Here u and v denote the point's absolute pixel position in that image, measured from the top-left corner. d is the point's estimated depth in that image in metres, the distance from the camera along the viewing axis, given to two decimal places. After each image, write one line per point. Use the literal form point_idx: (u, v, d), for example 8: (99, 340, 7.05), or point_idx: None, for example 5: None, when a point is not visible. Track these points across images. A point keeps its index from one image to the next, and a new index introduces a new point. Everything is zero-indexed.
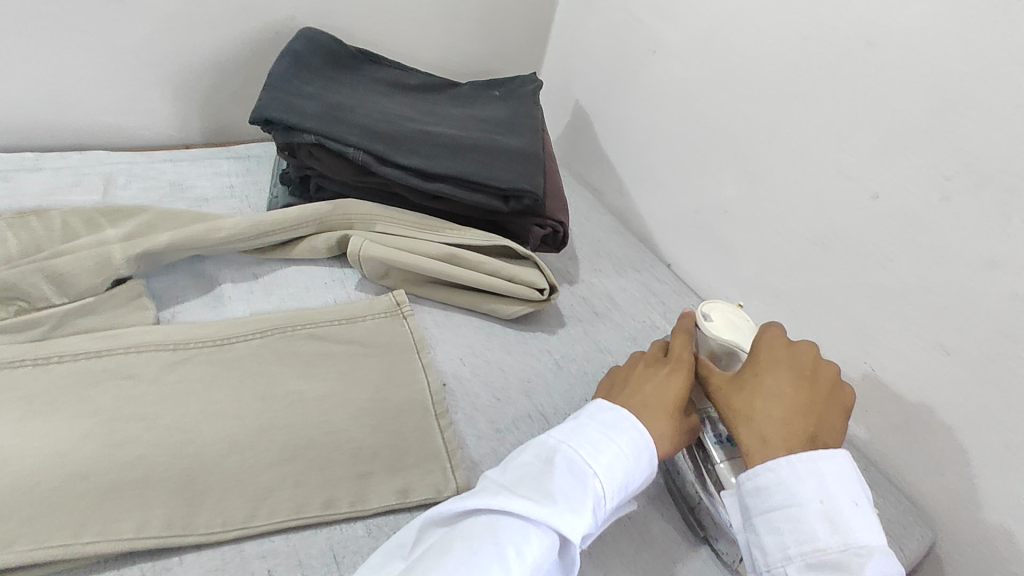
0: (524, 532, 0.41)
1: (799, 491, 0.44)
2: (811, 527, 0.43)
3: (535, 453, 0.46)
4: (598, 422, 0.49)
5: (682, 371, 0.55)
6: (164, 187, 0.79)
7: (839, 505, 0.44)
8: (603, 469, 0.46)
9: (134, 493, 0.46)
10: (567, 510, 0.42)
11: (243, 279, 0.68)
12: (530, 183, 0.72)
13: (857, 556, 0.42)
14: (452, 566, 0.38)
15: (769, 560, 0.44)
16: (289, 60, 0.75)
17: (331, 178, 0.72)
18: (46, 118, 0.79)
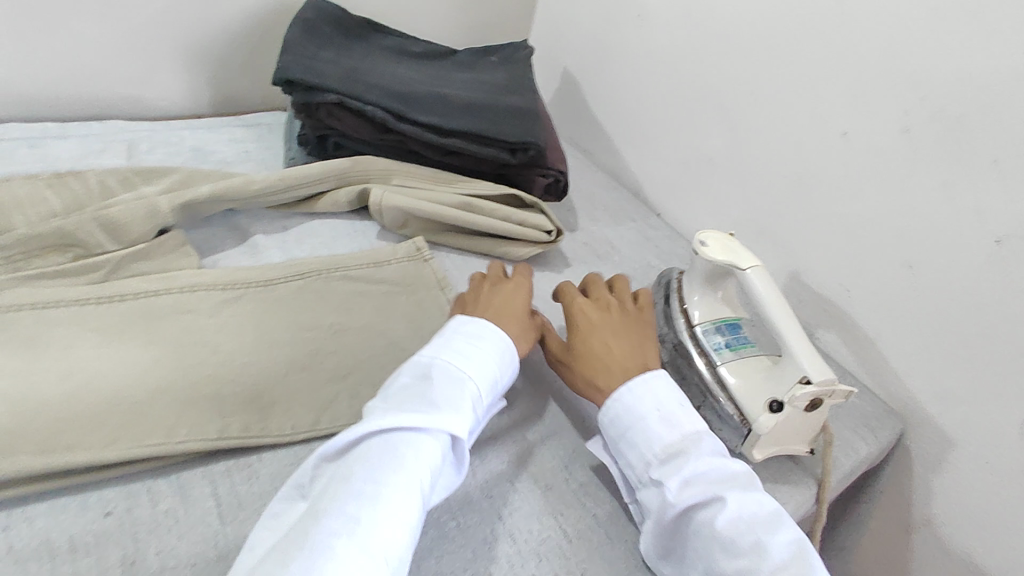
0: (419, 438, 0.45)
1: (638, 405, 0.53)
2: (652, 431, 0.51)
3: (409, 372, 0.50)
4: (461, 335, 0.53)
5: (522, 290, 0.62)
6: (185, 152, 0.83)
7: (666, 407, 0.53)
8: (474, 373, 0.51)
9: (211, 404, 0.52)
10: (449, 412, 0.47)
11: (273, 231, 0.73)
12: (535, 136, 0.78)
13: (692, 441, 0.51)
14: (364, 484, 0.42)
15: (637, 474, 0.51)
16: (302, 28, 0.79)
17: (348, 136, 0.78)
18: (65, 89, 0.82)
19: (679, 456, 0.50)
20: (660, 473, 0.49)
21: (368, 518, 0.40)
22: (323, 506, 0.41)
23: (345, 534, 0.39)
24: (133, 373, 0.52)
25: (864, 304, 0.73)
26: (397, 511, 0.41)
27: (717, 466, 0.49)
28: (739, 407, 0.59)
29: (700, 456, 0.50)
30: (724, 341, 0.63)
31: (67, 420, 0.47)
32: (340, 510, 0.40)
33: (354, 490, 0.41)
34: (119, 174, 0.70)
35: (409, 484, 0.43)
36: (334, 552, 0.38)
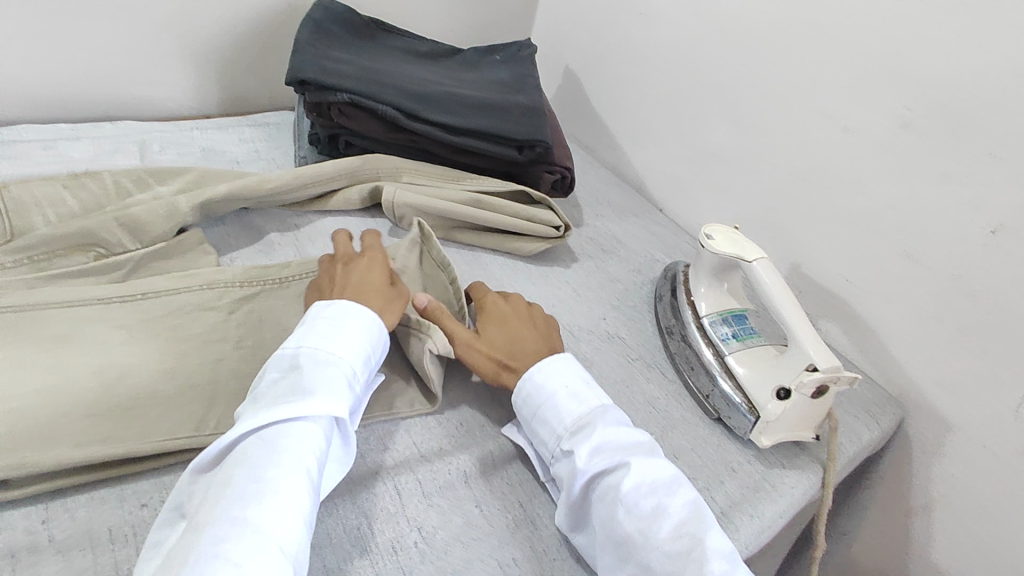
0: (296, 426, 0.44)
1: (549, 384, 0.55)
2: (562, 406, 0.54)
3: (275, 368, 0.49)
4: (324, 319, 0.52)
5: (378, 263, 0.61)
6: (196, 152, 0.84)
7: (575, 383, 0.56)
8: (344, 352, 0.50)
9: (236, 399, 0.54)
10: (322, 394, 0.46)
11: (287, 229, 0.74)
12: (542, 133, 0.80)
13: (597, 414, 0.53)
14: (245, 485, 0.41)
15: (550, 449, 0.53)
16: (312, 28, 0.80)
17: (359, 135, 0.79)
18: (76, 90, 0.83)
19: (586, 427, 0.52)
20: (571, 443, 0.52)
21: (258, 516, 0.39)
22: (206, 516, 0.39)
23: (236, 537, 0.38)
24: (162, 366, 0.53)
25: (866, 295, 0.75)
26: (286, 501, 0.41)
27: (619, 434, 0.52)
28: (748, 396, 0.61)
29: (601, 425, 0.52)
30: (732, 331, 0.65)
31: (100, 414, 0.49)
32: (225, 516, 0.39)
33: (236, 494, 0.40)
34: (135, 174, 0.71)
35: (294, 474, 0.42)
36: (227, 558, 0.37)
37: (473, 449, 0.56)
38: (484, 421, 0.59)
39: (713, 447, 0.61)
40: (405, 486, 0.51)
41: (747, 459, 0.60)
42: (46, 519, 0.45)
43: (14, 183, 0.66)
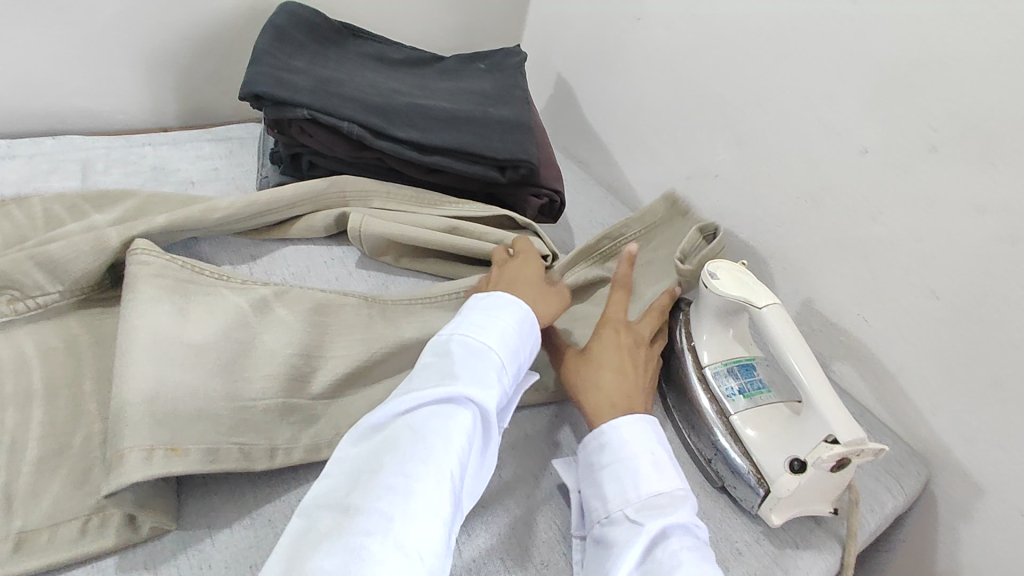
0: (445, 414, 0.42)
1: (637, 445, 0.49)
2: (643, 475, 0.47)
3: (436, 351, 0.47)
4: (479, 307, 0.52)
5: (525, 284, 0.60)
6: (146, 171, 0.76)
7: (659, 453, 0.49)
8: (499, 346, 0.48)
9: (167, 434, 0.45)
10: (472, 384, 0.44)
11: (240, 261, 0.66)
12: (527, 153, 0.72)
13: (678, 497, 0.47)
14: (389, 476, 0.38)
15: (610, 507, 0.47)
16: (272, 35, 0.72)
17: (324, 154, 0.71)
18: (14, 103, 0.76)
19: (664, 508, 0.46)
20: (640, 516, 0.45)
21: (401, 516, 0.36)
22: (353, 502, 0.37)
23: (378, 534, 0.35)
24: (70, 443, 0.45)
25: (884, 337, 0.67)
26: (430, 502, 0.37)
27: (697, 530, 0.45)
28: (756, 464, 0.53)
29: (680, 511, 0.45)
30: (739, 385, 0.57)
31: None
32: (371, 505, 0.36)
33: (384, 482, 0.38)
34: (68, 200, 0.64)
35: (438, 473, 0.39)
36: (366, 553, 0.34)
37: None
38: None
39: (715, 524, 0.53)
40: None
41: (754, 538, 0.53)
42: None
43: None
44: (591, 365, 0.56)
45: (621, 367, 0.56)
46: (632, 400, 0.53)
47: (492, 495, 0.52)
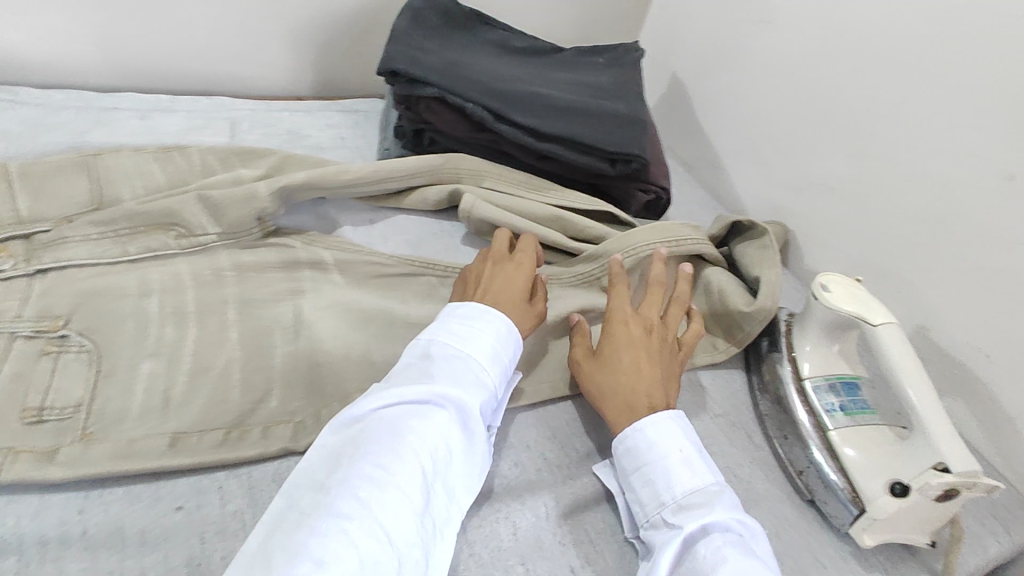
0: (422, 416, 0.45)
1: (663, 446, 0.50)
2: (674, 474, 0.49)
3: (413, 350, 0.50)
4: (462, 308, 0.53)
5: (518, 269, 0.59)
6: (283, 134, 0.83)
7: (689, 451, 0.50)
8: (481, 355, 0.50)
9: (294, 377, 0.51)
10: (446, 385, 0.46)
11: (361, 224, 0.72)
12: (639, 147, 0.72)
13: (709, 493, 0.48)
14: (360, 466, 0.41)
15: (649, 510, 0.49)
16: (410, 18, 0.77)
17: (445, 133, 0.75)
18: (179, 64, 0.84)
19: (698, 509, 0.47)
20: (676, 516, 0.47)
21: (372, 504, 0.39)
22: (329, 485, 0.40)
23: (350, 519, 0.38)
24: (216, 363, 0.50)
25: (1003, 376, 0.63)
26: (400, 495, 0.41)
27: (741, 525, 0.46)
28: (851, 481, 0.52)
29: (715, 507, 0.46)
30: (839, 402, 0.56)
31: (145, 405, 0.46)
32: (347, 491, 0.40)
33: (360, 473, 0.40)
34: (221, 153, 0.70)
35: (409, 468, 0.42)
36: (341, 535, 0.37)
37: (525, 499, 0.52)
38: (542, 465, 0.55)
39: (800, 535, 0.52)
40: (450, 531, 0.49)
41: (843, 557, 0.52)
42: (82, 511, 0.42)
43: (109, 152, 0.66)
44: (603, 367, 0.55)
45: (639, 368, 0.54)
46: (639, 400, 0.52)
47: (578, 469, 0.55)
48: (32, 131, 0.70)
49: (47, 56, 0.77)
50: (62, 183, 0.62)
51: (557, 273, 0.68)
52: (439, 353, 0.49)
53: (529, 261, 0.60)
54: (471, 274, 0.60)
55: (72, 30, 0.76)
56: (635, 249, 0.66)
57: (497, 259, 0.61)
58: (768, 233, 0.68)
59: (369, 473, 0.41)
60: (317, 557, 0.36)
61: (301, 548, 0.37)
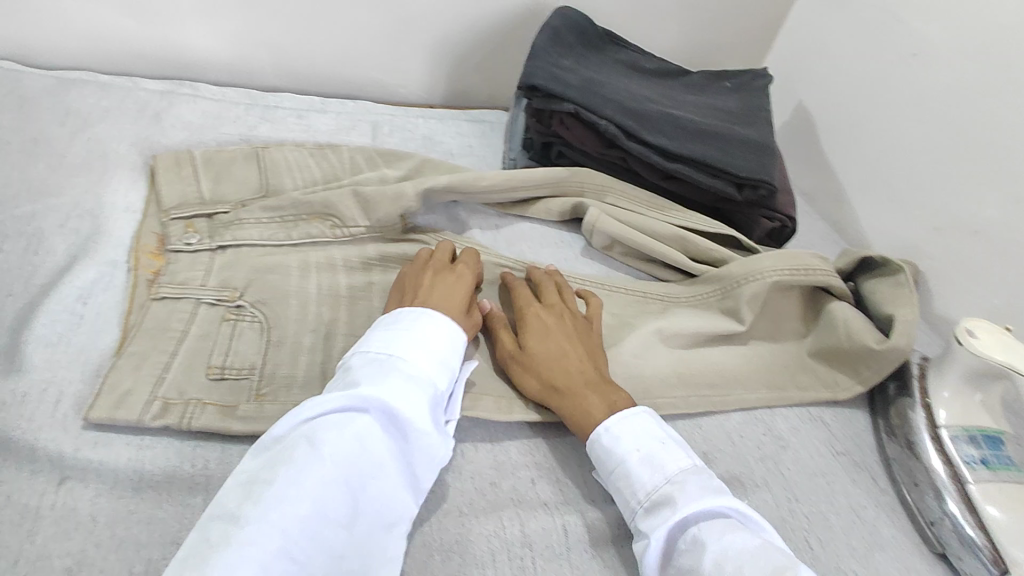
0: (345, 422, 0.43)
1: (619, 449, 0.50)
2: (635, 476, 0.48)
3: (347, 364, 0.48)
4: (395, 316, 0.52)
5: (461, 278, 0.58)
6: (418, 139, 0.89)
7: (647, 447, 0.49)
8: (409, 355, 0.48)
9: None
10: (375, 389, 0.45)
11: (489, 228, 0.76)
12: (769, 174, 0.72)
13: (673, 487, 0.47)
14: (276, 484, 0.38)
15: (628, 515, 0.49)
16: (550, 36, 0.80)
17: (573, 146, 0.77)
18: (332, 70, 0.92)
19: (666, 505, 0.46)
20: (648, 520, 0.46)
21: (287, 522, 0.37)
22: (242, 512, 0.37)
23: (261, 541, 0.35)
24: None
25: None
26: (318, 504, 0.39)
27: (710, 506, 0.45)
28: (992, 539, 0.49)
29: (684, 501, 0.46)
30: (980, 456, 0.54)
31: (307, 374, 0.52)
32: (261, 513, 0.37)
33: (273, 491, 0.38)
34: (368, 153, 0.76)
35: (330, 479, 0.40)
36: (251, 560, 0.35)
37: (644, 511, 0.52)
38: None
39: None
40: (574, 535, 0.50)
41: None
42: None
43: (274, 146, 0.73)
44: (529, 359, 0.56)
45: (561, 351, 0.56)
46: (584, 386, 0.54)
47: None
48: (210, 123, 0.79)
49: (224, 57, 0.87)
50: (238, 171, 0.70)
51: (683, 293, 0.70)
52: (372, 361, 0.47)
53: (471, 272, 0.59)
54: (411, 280, 0.57)
55: (249, 37, 0.85)
56: (762, 275, 0.65)
57: (437, 266, 0.59)
58: (903, 270, 0.65)
59: (285, 486, 0.38)
60: None
61: None
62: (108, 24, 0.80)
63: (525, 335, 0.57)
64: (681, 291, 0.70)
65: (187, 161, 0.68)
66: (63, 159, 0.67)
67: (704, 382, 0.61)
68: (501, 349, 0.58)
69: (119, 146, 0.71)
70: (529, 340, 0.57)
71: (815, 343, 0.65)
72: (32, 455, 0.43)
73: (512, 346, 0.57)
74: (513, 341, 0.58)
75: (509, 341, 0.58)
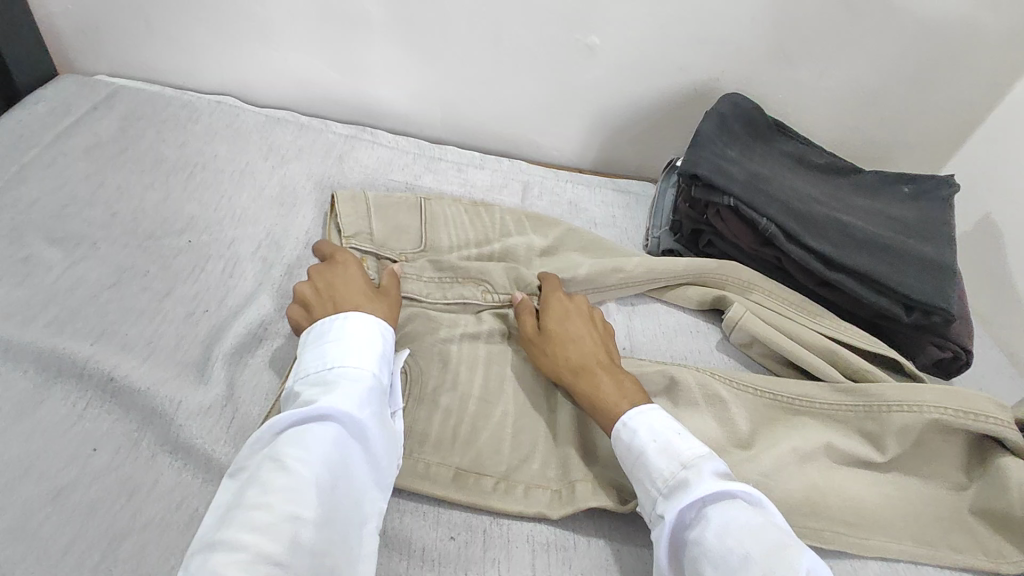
0: (306, 431, 0.45)
1: (639, 439, 0.53)
2: (652, 463, 0.51)
3: (298, 383, 0.50)
4: (325, 325, 0.54)
5: (355, 264, 0.62)
6: (563, 205, 0.91)
7: (664, 435, 0.52)
8: (351, 359, 0.51)
9: (555, 452, 0.58)
10: (329, 395, 0.47)
11: (624, 306, 0.76)
12: (947, 301, 0.66)
13: (688, 472, 0.49)
14: (250, 502, 0.40)
15: (646, 508, 0.51)
16: (718, 124, 0.80)
17: (726, 238, 0.76)
18: (495, 128, 0.97)
19: (683, 488, 0.49)
20: (665, 505, 0.49)
21: (263, 532, 0.39)
22: (220, 538, 0.39)
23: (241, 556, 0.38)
24: (494, 413, 0.59)
25: None
26: (293, 507, 0.41)
27: (723, 491, 0.48)
28: None
29: (699, 481, 0.48)
30: None
31: (439, 434, 0.56)
32: (238, 532, 0.39)
33: (246, 511, 0.40)
34: (517, 216, 0.78)
35: (299, 487, 0.42)
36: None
37: None
38: None
39: None
40: None
41: None
42: (385, 512, 0.52)
43: (435, 198, 0.78)
44: (550, 338, 0.62)
45: (579, 331, 0.62)
46: (599, 360, 0.60)
47: None
48: (383, 169, 0.87)
49: (403, 108, 0.95)
50: (403, 220, 0.75)
51: (826, 400, 0.63)
52: (322, 375, 0.50)
53: (352, 256, 0.63)
54: (314, 286, 0.58)
55: (429, 94, 0.93)
56: (921, 407, 0.59)
57: (320, 266, 0.61)
58: None
59: (261, 503, 0.40)
60: None
61: None
62: (312, 72, 0.91)
63: (545, 320, 0.64)
64: (825, 395, 0.63)
65: (362, 205, 0.73)
66: (261, 191, 0.77)
67: (842, 518, 0.56)
68: (523, 329, 0.64)
69: (306, 184, 0.80)
70: (550, 326, 0.63)
71: (980, 501, 0.58)
72: (207, 467, 0.48)
73: (534, 328, 0.64)
74: (535, 326, 0.64)
75: (531, 323, 0.64)
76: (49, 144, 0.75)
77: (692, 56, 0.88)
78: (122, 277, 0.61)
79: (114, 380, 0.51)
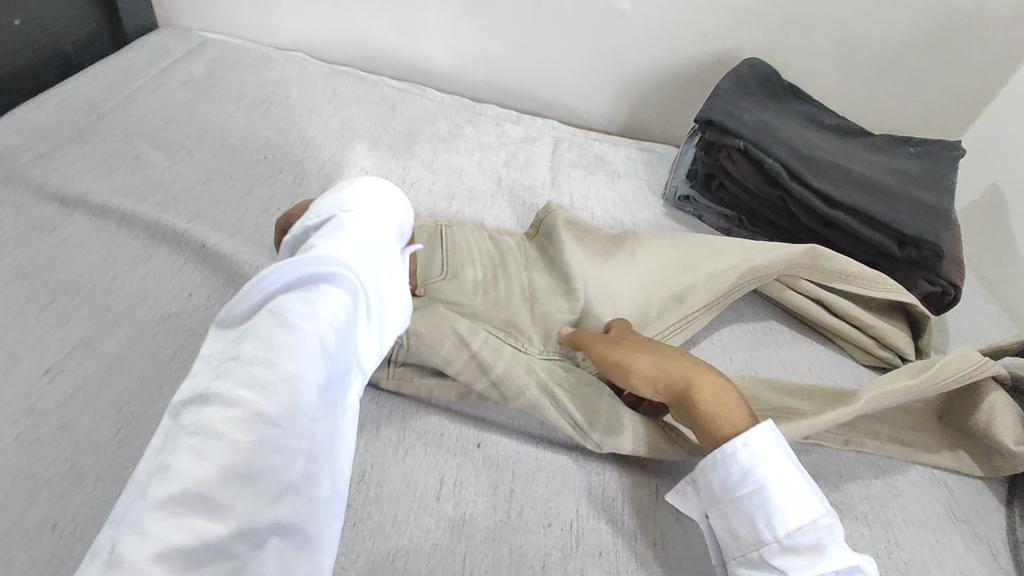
0: (311, 288, 0.39)
1: (760, 476, 0.48)
2: (775, 509, 0.47)
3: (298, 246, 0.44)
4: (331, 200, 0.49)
5: None
6: (590, 157, 1.00)
7: (789, 479, 0.48)
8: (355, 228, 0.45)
9: None
10: (336, 255, 0.41)
11: None
12: (937, 236, 0.72)
13: (816, 530, 0.46)
14: (248, 351, 0.34)
15: (744, 546, 0.48)
16: (734, 82, 0.87)
17: (736, 180, 0.83)
18: (532, 89, 1.07)
19: (809, 550, 0.46)
20: (781, 558, 0.46)
21: (264, 381, 0.33)
22: (211, 387, 0.33)
23: (238, 405, 0.32)
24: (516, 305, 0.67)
25: None
26: (295, 363, 0.35)
27: (854, 566, 0.45)
28: None
29: (829, 549, 0.45)
30: None
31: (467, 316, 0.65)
32: (233, 381, 0.33)
33: (242, 362, 0.34)
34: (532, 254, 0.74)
35: (307, 343, 0.36)
36: (230, 430, 0.31)
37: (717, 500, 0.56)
38: None
39: None
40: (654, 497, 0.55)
41: None
42: None
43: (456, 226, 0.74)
44: (628, 359, 0.56)
45: (661, 353, 0.56)
46: (686, 378, 0.53)
47: None
48: (429, 117, 0.97)
49: (449, 67, 1.05)
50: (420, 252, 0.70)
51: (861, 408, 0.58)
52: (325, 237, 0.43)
53: None
54: None
55: (475, 55, 1.03)
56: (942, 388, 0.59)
57: None
58: None
59: (259, 355, 0.34)
60: (208, 453, 0.30)
61: (184, 459, 0.30)
62: (371, 31, 1.03)
63: (621, 346, 0.58)
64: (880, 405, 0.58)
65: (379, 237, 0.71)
66: (324, 125, 0.88)
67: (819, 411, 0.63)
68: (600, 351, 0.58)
69: (362, 124, 0.91)
70: (629, 348, 0.58)
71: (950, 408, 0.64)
72: None
73: (611, 349, 0.58)
74: (612, 348, 0.58)
75: (608, 346, 0.58)
76: (152, 77, 0.87)
77: (715, 25, 0.96)
78: (211, 177, 0.73)
79: (206, 246, 0.62)
